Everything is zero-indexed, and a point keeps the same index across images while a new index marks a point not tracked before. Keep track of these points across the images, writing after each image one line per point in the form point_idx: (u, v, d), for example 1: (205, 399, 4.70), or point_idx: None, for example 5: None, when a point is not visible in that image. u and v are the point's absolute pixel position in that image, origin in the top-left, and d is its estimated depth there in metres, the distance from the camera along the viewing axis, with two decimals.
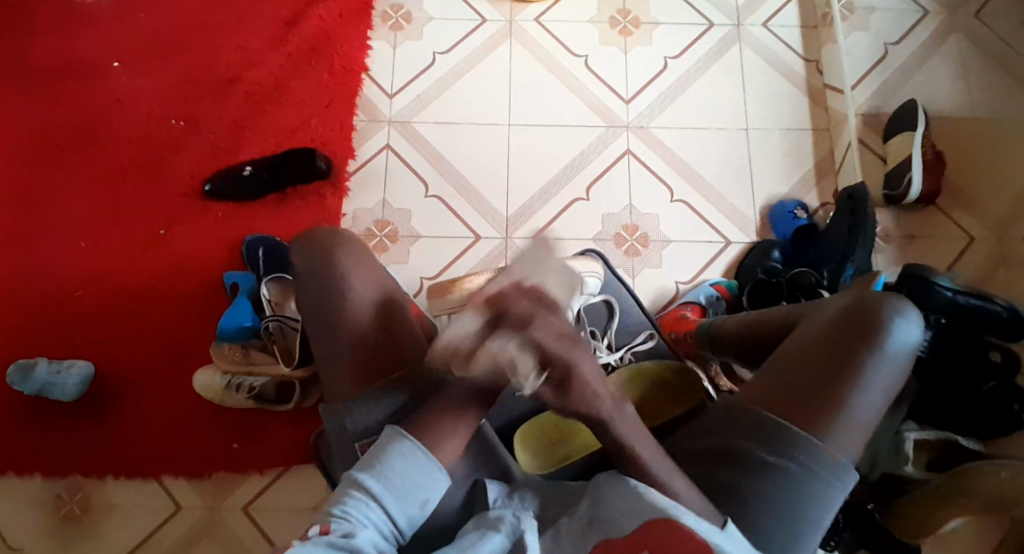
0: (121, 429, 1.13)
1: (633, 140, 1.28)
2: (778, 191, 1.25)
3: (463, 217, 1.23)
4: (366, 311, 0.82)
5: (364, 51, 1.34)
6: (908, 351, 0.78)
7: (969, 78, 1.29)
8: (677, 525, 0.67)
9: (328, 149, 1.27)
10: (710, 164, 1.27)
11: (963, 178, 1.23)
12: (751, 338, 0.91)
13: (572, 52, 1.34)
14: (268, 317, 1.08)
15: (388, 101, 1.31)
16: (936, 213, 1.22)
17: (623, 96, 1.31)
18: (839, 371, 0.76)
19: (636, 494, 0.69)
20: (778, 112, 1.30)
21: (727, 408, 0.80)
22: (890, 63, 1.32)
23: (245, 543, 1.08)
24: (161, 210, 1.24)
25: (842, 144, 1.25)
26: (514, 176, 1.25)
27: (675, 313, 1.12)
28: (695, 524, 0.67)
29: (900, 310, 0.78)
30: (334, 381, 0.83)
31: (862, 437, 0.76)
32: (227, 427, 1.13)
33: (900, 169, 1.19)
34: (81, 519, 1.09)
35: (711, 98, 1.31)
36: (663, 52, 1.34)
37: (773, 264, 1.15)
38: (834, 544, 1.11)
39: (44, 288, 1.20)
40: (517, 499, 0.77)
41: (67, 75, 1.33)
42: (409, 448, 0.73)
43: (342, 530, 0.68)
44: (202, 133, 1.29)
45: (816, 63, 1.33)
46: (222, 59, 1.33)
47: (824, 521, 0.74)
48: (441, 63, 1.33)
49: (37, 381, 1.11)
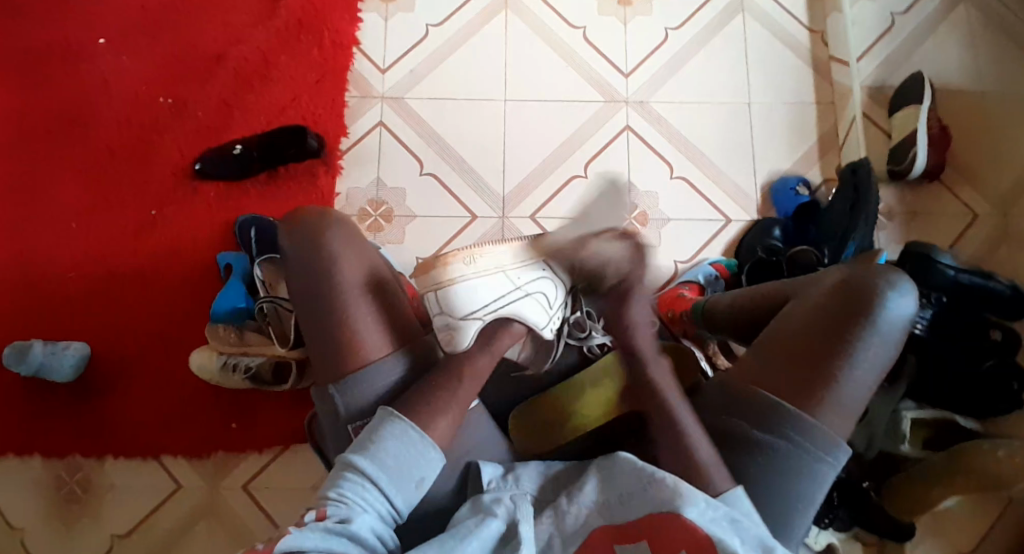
0: (118, 411, 1.13)
1: (633, 115, 1.25)
2: (780, 167, 1.22)
3: (459, 197, 1.21)
4: (360, 291, 0.81)
5: (355, 23, 1.30)
6: (902, 325, 0.76)
7: (978, 48, 1.26)
8: (678, 516, 0.67)
9: (320, 125, 1.24)
10: (711, 140, 1.24)
11: (968, 152, 1.21)
12: (746, 317, 0.91)
13: (570, 23, 1.30)
14: (262, 298, 1.07)
15: (381, 76, 1.28)
16: (940, 190, 1.20)
17: (621, 69, 1.28)
18: (833, 346, 0.75)
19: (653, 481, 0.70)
20: (780, 85, 1.27)
21: (720, 387, 0.79)
22: (896, 34, 1.28)
23: (246, 521, 1.09)
24: (153, 189, 1.23)
25: (846, 118, 1.23)
26: (511, 154, 1.23)
27: (674, 293, 1.11)
28: (697, 515, 0.67)
29: (895, 284, 0.77)
30: (322, 364, 0.81)
31: (855, 412, 0.75)
32: (225, 408, 1.14)
33: (905, 145, 1.17)
34: (82, 499, 1.10)
35: (711, 72, 1.27)
36: (663, 23, 1.30)
37: (773, 241, 1.14)
38: (828, 521, 1.10)
39: (36, 270, 1.19)
40: (512, 480, 0.77)
41: (50, 52, 1.30)
42: (402, 429, 0.72)
43: (339, 516, 0.66)
44: (191, 110, 1.26)
45: (821, 34, 1.29)
46: (210, 33, 1.30)
47: (817, 498, 0.75)
48: (435, 35, 1.29)
49: (33, 362, 1.10)
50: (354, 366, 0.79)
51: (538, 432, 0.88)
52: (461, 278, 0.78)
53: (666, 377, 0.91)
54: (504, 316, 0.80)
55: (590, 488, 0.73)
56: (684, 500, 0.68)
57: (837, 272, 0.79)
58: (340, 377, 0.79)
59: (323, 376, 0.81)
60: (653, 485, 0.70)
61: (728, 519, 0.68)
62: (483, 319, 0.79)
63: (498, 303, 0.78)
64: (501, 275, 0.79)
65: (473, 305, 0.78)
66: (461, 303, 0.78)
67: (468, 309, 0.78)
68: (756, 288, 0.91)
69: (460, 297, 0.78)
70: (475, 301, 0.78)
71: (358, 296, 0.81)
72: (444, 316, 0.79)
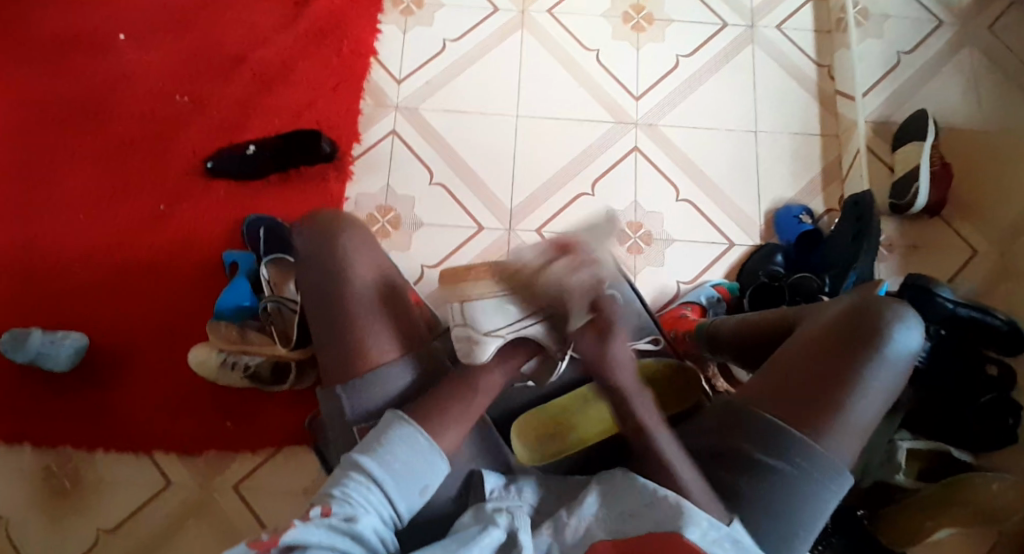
0: (113, 404, 1.12)
1: (642, 137, 1.27)
2: (783, 195, 1.24)
3: (466, 207, 1.22)
4: (371, 293, 0.82)
5: (374, 34, 1.32)
6: (908, 357, 0.77)
7: (980, 91, 1.29)
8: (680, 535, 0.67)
9: (334, 132, 1.26)
10: (717, 166, 1.26)
11: (970, 191, 1.23)
12: (751, 343, 0.92)
13: (584, 45, 1.33)
14: (267, 297, 1.09)
15: (396, 86, 1.30)
16: (941, 225, 1.22)
17: (633, 92, 1.30)
18: (840, 373, 0.75)
19: (653, 496, 0.70)
20: (788, 115, 1.29)
21: (724, 409, 0.79)
22: (901, 72, 1.31)
23: (235, 522, 1.08)
24: (163, 186, 1.23)
25: (851, 151, 1.25)
26: (520, 167, 1.24)
27: (675, 313, 1.12)
28: (699, 533, 0.67)
29: (902, 316, 0.78)
30: (329, 364, 0.81)
31: (860, 439, 0.75)
32: (221, 406, 1.13)
33: (908, 179, 1.19)
34: (70, 492, 1.09)
35: (720, 99, 1.30)
36: (675, 50, 1.33)
37: (775, 268, 1.15)
38: (822, 549, 1.08)
39: (40, 259, 1.19)
40: (514, 492, 0.77)
41: (70, 45, 1.31)
42: (410, 433, 0.72)
43: (344, 514, 0.66)
44: (207, 110, 1.28)
45: (828, 69, 1.33)
46: (230, 35, 1.32)
47: (817, 525, 0.75)
48: (451, 50, 1.32)
49: (30, 350, 1.09)
50: (363, 368, 0.79)
51: (540, 441, 0.89)
52: (487, 293, 0.77)
53: (665, 397, 0.91)
54: (527, 335, 0.77)
55: (591, 502, 0.73)
56: (686, 521, 0.67)
57: (844, 301, 0.80)
58: (349, 378, 0.79)
59: (332, 376, 0.81)
60: (655, 503, 0.70)
61: (729, 539, 0.68)
62: (505, 336, 0.76)
63: (524, 324, 0.76)
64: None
65: (497, 322, 0.76)
66: (484, 318, 0.76)
67: (490, 326, 0.76)
68: (761, 314, 0.91)
69: (485, 313, 0.76)
70: (501, 318, 0.75)
71: (368, 297, 0.82)
72: (466, 329, 0.77)
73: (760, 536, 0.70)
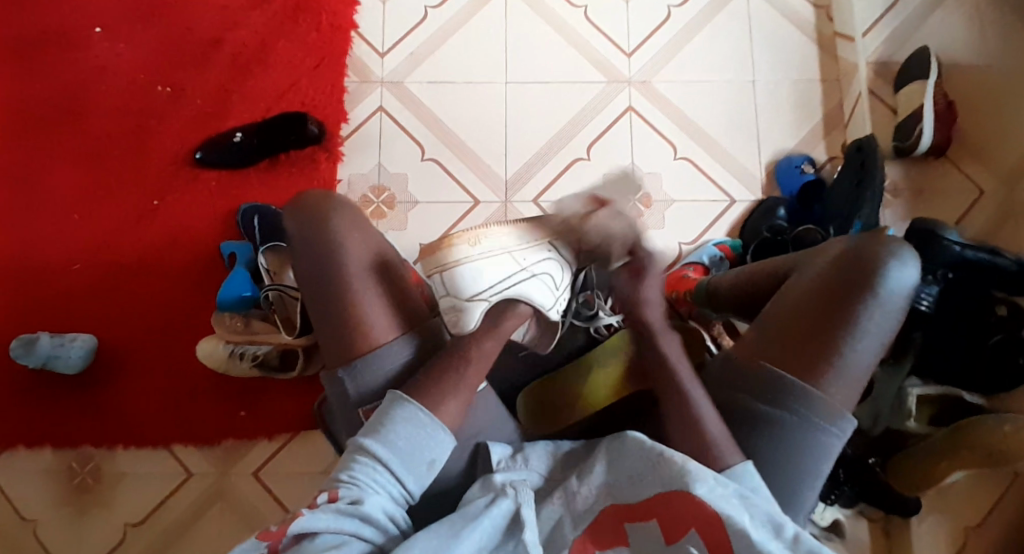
0: (128, 401, 1.14)
1: (635, 96, 1.24)
2: (784, 146, 1.22)
3: (461, 181, 1.20)
4: (365, 275, 0.81)
5: (353, 6, 1.29)
6: (906, 295, 0.76)
7: (984, 21, 1.24)
8: (689, 493, 0.67)
9: (320, 111, 1.24)
10: (715, 119, 1.23)
11: (974, 128, 1.20)
12: (750, 294, 0.91)
13: (570, 3, 1.28)
14: (267, 286, 1.08)
15: (380, 60, 1.27)
16: (946, 165, 1.19)
17: (623, 49, 1.26)
18: (835, 318, 0.74)
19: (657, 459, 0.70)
20: (785, 61, 1.25)
21: (726, 365, 0.79)
22: (901, 7, 1.26)
23: (257, 507, 1.10)
24: (155, 180, 1.22)
25: (851, 95, 1.21)
26: (512, 136, 1.22)
27: (678, 274, 1.11)
28: (706, 490, 0.67)
29: (897, 253, 0.76)
30: (329, 348, 0.82)
31: (860, 382, 0.75)
32: (233, 396, 1.14)
33: (911, 121, 1.16)
34: (94, 489, 1.11)
35: (715, 49, 1.26)
36: (666, 1, 1.28)
37: (778, 221, 1.13)
38: (834, 498, 1.10)
39: (41, 262, 1.19)
40: (521, 460, 0.77)
41: (46, 41, 1.29)
42: (412, 413, 0.73)
43: (350, 497, 0.67)
44: (189, 98, 1.25)
45: (825, 9, 1.28)
46: (207, 19, 1.29)
47: (823, 471, 0.75)
48: (434, 17, 1.28)
49: (40, 355, 1.11)
50: (363, 350, 0.79)
51: (549, 412, 0.89)
52: (467, 259, 0.77)
53: None
54: (511, 297, 0.77)
55: (600, 469, 0.73)
56: (692, 477, 0.67)
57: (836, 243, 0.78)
58: (349, 360, 0.79)
59: (334, 359, 0.81)
60: (661, 464, 0.70)
61: (737, 495, 0.67)
62: (489, 300, 0.77)
63: (507, 283, 0.77)
64: (509, 256, 0.77)
65: (478, 286, 0.76)
66: (466, 284, 0.77)
67: (473, 291, 0.76)
68: (760, 264, 0.90)
69: (465, 278, 0.76)
70: (481, 281, 0.76)
71: (363, 277, 0.81)
72: (451, 298, 0.78)
73: (767, 493, 0.69)
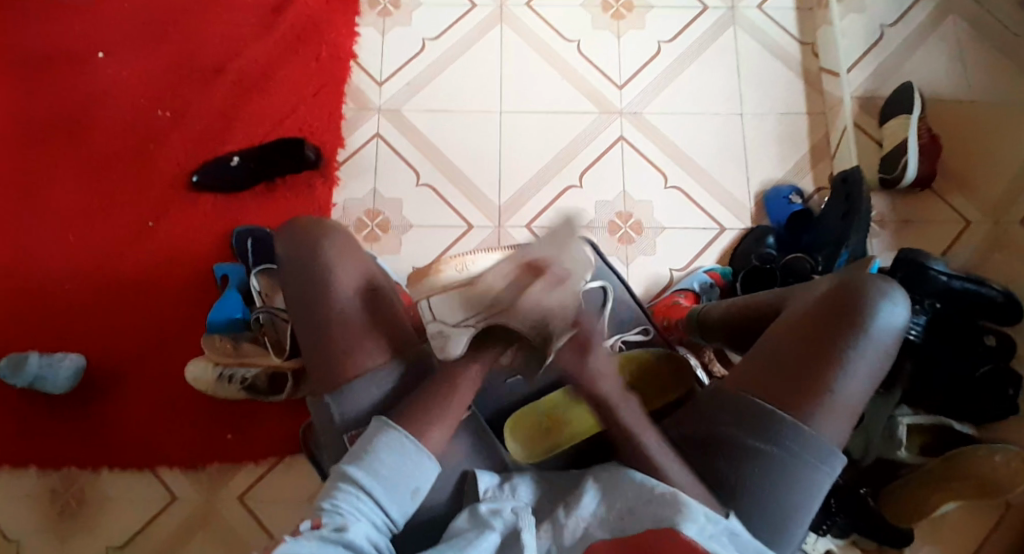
0: (115, 423, 1.13)
1: (627, 126, 1.27)
2: (773, 176, 1.24)
3: (454, 206, 1.21)
4: (355, 299, 0.82)
5: (353, 37, 1.32)
6: (896, 333, 0.77)
7: (965, 60, 1.28)
8: (676, 534, 0.67)
9: (317, 138, 1.25)
10: (704, 150, 1.25)
11: (959, 162, 1.22)
12: (740, 325, 0.91)
13: (564, 36, 1.32)
14: (258, 309, 1.07)
15: (377, 89, 1.29)
16: (933, 197, 1.21)
17: (616, 81, 1.29)
18: (828, 354, 0.75)
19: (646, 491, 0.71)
20: (773, 95, 1.28)
21: (716, 393, 0.79)
22: (885, 45, 1.30)
23: (241, 533, 1.08)
24: (152, 201, 1.23)
25: (837, 129, 1.24)
26: (506, 162, 1.24)
27: (669, 301, 1.12)
28: (695, 530, 0.68)
29: (888, 292, 0.78)
30: (316, 372, 0.81)
31: (850, 417, 0.75)
32: (221, 419, 1.13)
33: (896, 153, 1.18)
34: (76, 512, 1.09)
35: (705, 82, 1.29)
36: (657, 36, 1.32)
37: (767, 250, 1.15)
38: (825, 528, 1.08)
39: (34, 281, 1.19)
40: (508, 490, 0.76)
41: (49, 65, 1.31)
42: (397, 439, 0.72)
43: (334, 524, 0.67)
44: (189, 123, 1.27)
45: (811, 46, 1.32)
46: (208, 47, 1.32)
47: (812, 506, 0.74)
48: (432, 48, 1.31)
49: (28, 374, 1.10)
50: (350, 376, 0.79)
51: (533, 436, 0.88)
52: (453, 284, 0.75)
53: (657, 387, 0.90)
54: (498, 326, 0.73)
55: (589, 500, 0.72)
56: (684, 516, 0.68)
57: (829, 280, 0.79)
58: (337, 386, 0.79)
59: (319, 385, 0.81)
60: (654, 501, 0.70)
61: (728, 534, 0.69)
62: (476, 326, 0.74)
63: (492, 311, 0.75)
64: (504, 281, 0.75)
65: (463, 314, 0.74)
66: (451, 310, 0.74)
67: (459, 317, 0.74)
68: (752, 297, 0.91)
69: (454, 305, 0.74)
70: (469, 306, 0.74)
71: (353, 298, 0.82)
72: (438, 324, 0.76)
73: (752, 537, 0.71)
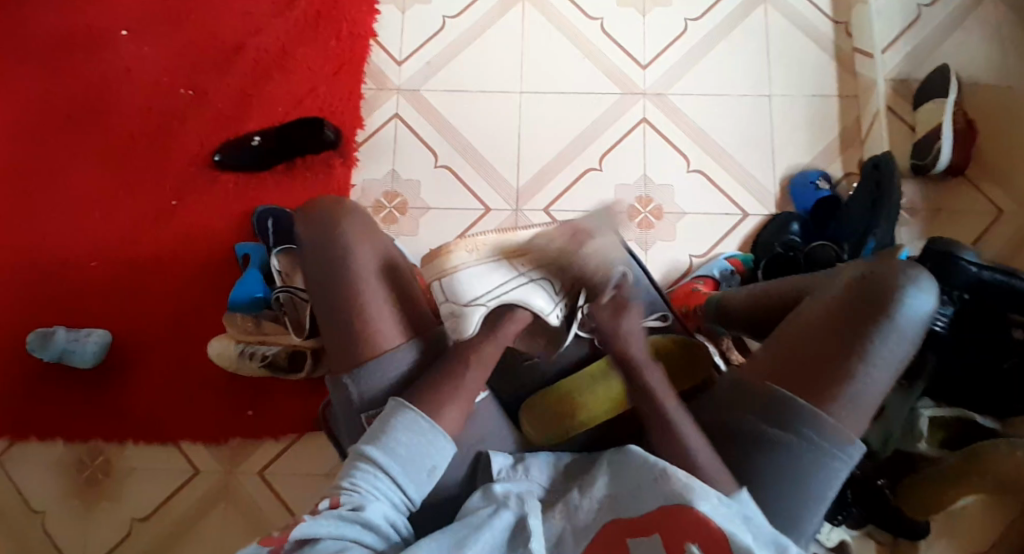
0: (139, 398, 1.16)
1: (650, 108, 1.24)
2: (800, 161, 1.21)
3: (472, 189, 1.21)
4: (373, 280, 0.82)
5: (373, 15, 1.30)
6: (921, 322, 0.75)
7: (1007, 40, 1.23)
8: (690, 510, 0.66)
9: (337, 117, 1.25)
10: (729, 133, 1.23)
11: (995, 147, 1.18)
12: (763, 311, 0.90)
13: (587, 15, 1.29)
14: (279, 288, 1.09)
15: (397, 68, 1.28)
16: (966, 185, 1.17)
17: (639, 61, 1.26)
18: (850, 343, 0.73)
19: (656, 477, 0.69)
20: (802, 77, 1.24)
21: (735, 380, 0.78)
22: (922, 24, 1.25)
23: (260, 507, 1.11)
24: (175, 179, 1.25)
25: (869, 112, 1.20)
26: (527, 144, 1.22)
27: (687, 288, 1.10)
28: (711, 508, 0.66)
29: (915, 280, 0.75)
30: (335, 353, 0.82)
31: (870, 410, 0.74)
32: (242, 396, 1.15)
33: (929, 139, 1.14)
34: (103, 482, 1.13)
35: (732, 63, 1.26)
36: (683, 15, 1.29)
37: (791, 237, 1.12)
38: (841, 518, 1.07)
39: (60, 257, 1.21)
40: (521, 470, 0.77)
41: (73, 42, 1.32)
42: (413, 419, 0.73)
43: (351, 503, 0.67)
44: (211, 101, 1.28)
45: (845, 25, 1.27)
46: (230, 24, 1.31)
47: (828, 495, 0.74)
48: (452, 27, 1.29)
49: (57, 348, 1.13)
50: (368, 356, 0.80)
51: (542, 420, 0.86)
52: (462, 267, 0.80)
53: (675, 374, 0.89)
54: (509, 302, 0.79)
55: (602, 482, 0.72)
56: (694, 494, 0.67)
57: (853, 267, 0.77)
58: (355, 367, 0.80)
59: (338, 363, 0.82)
60: (663, 479, 0.69)
61: (741, 516, 0.67)
62: (487, 305, 0.79)
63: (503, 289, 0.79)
64: (505, 265, 0.81)
65: (476, 292, 0.79)
66: (463, 289, 0.80)
67: (472, 295, 0.79)
68: (776, 285, 0.90)
69: (465, 283, 0.79)
70: (479, 286, 0.79)
71: (371, 279, 0.82)
72: (449, 305, 0.80)
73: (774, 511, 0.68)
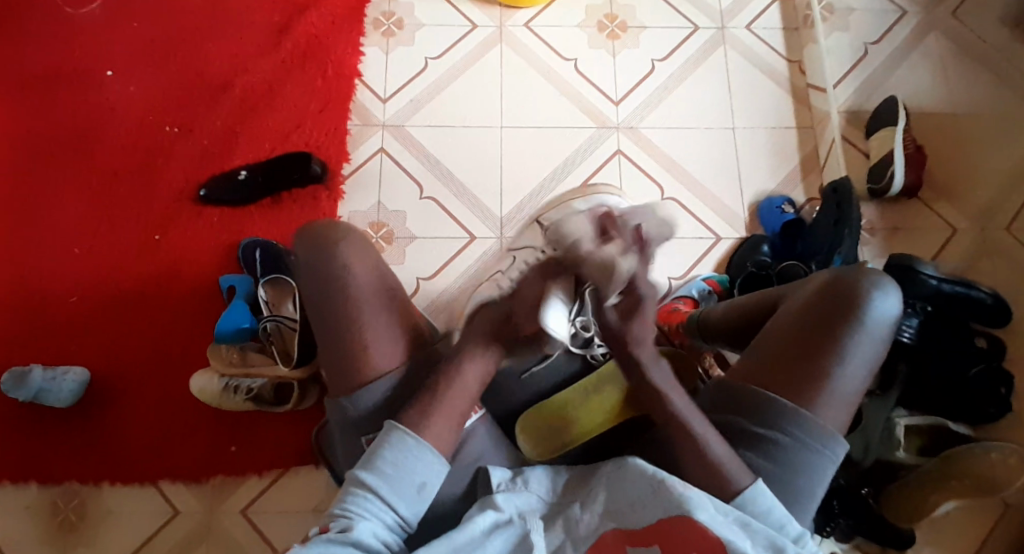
0: (117, 436, 1.12)
1: (624, 140, 1.30)
2: (766, 188, 1.28)
3: (456, 218, 1.24)
4: (369, 298, 0.82)
5: (357, 56, 1.36)
6: (888, 323, 0.79)
7: (945, 75, 1.34)
8: (689, 520, 0.67)
9: (322, 153, 1.28)
10: (699, 162, 1.29)
11: (943, 171, 1.27)
12: (741, 322, 0.93)
13: (562, 56, 1.36)
14: (266, 317, 1.09)
15: (381, 105, 1.33)
16: (920, 206, 1.25)
17: (612, 97, 1.34)
18: (825, 345, 0.77)
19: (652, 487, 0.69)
20: (764, 110, 1.33)
21: (723, 388, 0.81)
22: (868, 62, 1.36)
23: (244, 546, 1.08)
24: (157, 215, 1.25)
25: (826, 141, 1.29)
26: (509, 174, 1.27)
27: (668, 307, 1.14)
28: (707, 517, 0.66)
29: (878, 284, 0.79)
30: (333, 375, 0.81)
31: (849, 407, 0.77)
32: (226, 431, 1.13)
33: (884, 163, 1.23)
34: (77, 527, 1.08)
35: (699, 97, 1.34)
36: (650, 55, 1.37)
37: (762, 257, 1.18)
38: (828, 530, 1.08)
39: (38, 295, 1.19)
40: (521, 483, 0.74)
41: (55, 83, 1.33)
42: (399, 438, 0.72)
43: (341, 526, 0.67)
44: (196, 138, 1.30)
45: (798, 64, 1.37)
46: (215, 65, 1.35)
47: (817, 490, 0.76)
48: (433, 68, 1.35)
49: (32, 387, 1.10)
50: (367, 377, 0.79)
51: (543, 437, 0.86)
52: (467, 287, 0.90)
53: None
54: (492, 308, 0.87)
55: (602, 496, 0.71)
56: (693, 505, 0.67)
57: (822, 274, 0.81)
58: (354, 387, 0.79)
59: (336, 384, 0.81)
60: (661, 490, 0.69)
61: (739, 522, 0.67)
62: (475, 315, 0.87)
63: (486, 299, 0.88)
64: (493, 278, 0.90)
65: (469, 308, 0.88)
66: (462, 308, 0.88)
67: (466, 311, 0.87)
68: (750, 296, 0.93)
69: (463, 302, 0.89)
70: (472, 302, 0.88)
71: (368, 297, 0.82)
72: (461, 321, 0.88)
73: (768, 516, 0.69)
